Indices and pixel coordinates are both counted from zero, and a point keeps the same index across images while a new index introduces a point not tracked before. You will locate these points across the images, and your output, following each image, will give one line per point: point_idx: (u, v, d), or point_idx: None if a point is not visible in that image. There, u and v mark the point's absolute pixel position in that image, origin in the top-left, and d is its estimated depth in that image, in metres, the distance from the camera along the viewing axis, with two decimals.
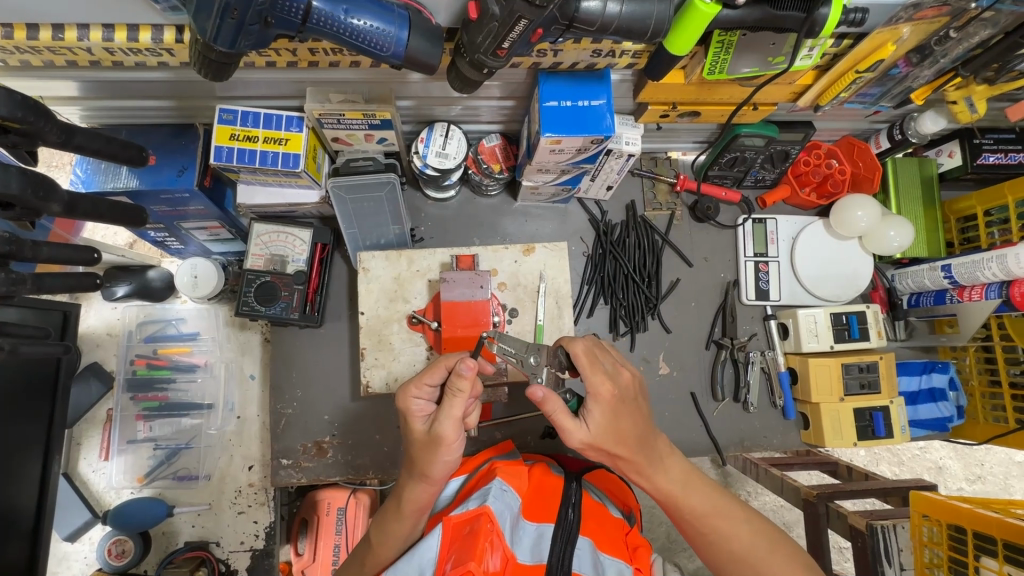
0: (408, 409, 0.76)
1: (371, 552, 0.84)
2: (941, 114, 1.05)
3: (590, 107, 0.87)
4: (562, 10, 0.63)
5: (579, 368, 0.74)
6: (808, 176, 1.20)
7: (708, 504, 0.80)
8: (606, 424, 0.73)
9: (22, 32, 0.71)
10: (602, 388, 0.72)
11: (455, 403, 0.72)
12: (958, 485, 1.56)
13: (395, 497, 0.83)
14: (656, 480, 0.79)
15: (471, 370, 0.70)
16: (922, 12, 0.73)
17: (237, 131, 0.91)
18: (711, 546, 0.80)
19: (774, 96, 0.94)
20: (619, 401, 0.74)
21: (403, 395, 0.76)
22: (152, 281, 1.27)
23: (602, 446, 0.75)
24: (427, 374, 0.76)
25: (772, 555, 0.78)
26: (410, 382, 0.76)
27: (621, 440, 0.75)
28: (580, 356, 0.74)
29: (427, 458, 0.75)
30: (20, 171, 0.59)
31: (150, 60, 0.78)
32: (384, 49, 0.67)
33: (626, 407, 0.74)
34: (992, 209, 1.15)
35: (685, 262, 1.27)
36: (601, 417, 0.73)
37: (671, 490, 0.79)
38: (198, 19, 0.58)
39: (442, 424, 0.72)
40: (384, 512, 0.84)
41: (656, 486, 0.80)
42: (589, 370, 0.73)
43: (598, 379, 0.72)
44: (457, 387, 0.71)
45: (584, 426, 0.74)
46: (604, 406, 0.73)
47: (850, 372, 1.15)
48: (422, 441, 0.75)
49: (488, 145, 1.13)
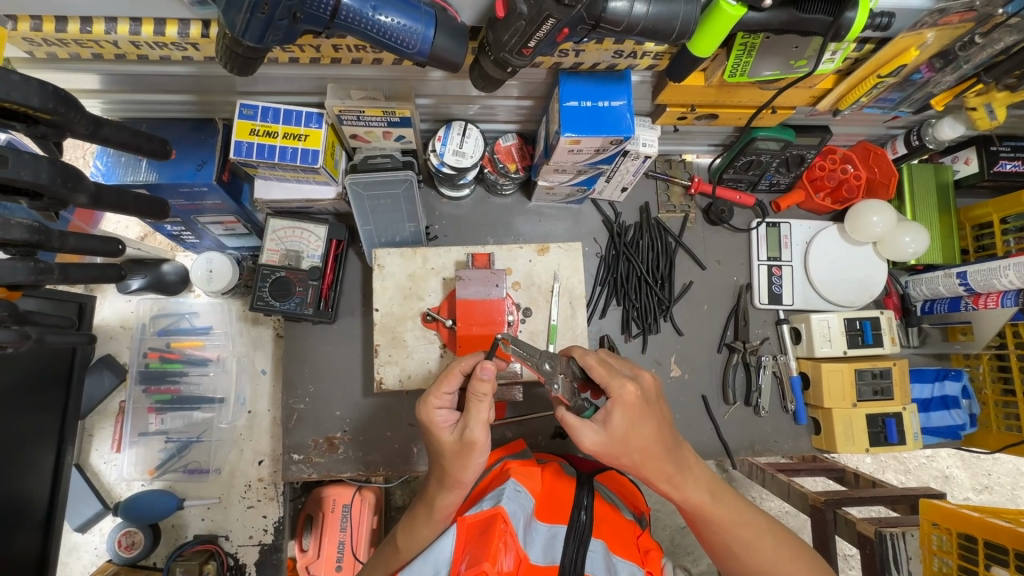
0: (433, 420, 0.75)
1: (395, 554, 0.86)
2: (960, 121, 1.03)
3: (609, 108, 0.87)
4: (589, 10, 0.63)
5: (597, 379, 0.75)
6: (822, 180, 1.20)
7: (732, 516, 0.79)
8: (627, 428, 0.72)
9: (50, 24, 0.71)
10: (624, 392, 0.72)
11: (482, 407, 0.72)
12: (965, 494, 1.55)
13: (422, 502, 0.83)
14: (681, 491, 0.78)
15: (492, 373, 0.70)
16: (948, 17, 0.73)
17: (257, 126, 0.91)
18: (736, 559, 0.80)
19: (793, 100, 0.94)
20: (643, 405, 0.73)
21: (424, 407, 0.75)
22: (167, 275, 1.27)
23: (617, 453, 0.74)
24: (443, 383, 0.75)
25: (792, 562, 0.79)
26: (430, 393, 0.75)
27: (645, 446, 0.74)
28: (595, 367, 0.75)
29: (461, 465, 0.75)
30: (50, 162, 0.60)
31: (175, 54, 0.79)
32: (410, 46, 0.67)
33: (652, 411, 0.74)
34: (1009, 216, 1.14)
35: (698, 264, 1.26)
36: (622, 420, 0.72)
37: (699, 503, 0.78)
38: (227, 13, 0.58)
39: (473, 428, 0.72)
40: (411, 513, 0.85)
41: (681, 497, 0.79)
42: (608, 376, 0.73)
43: (620, 382, 0.72)
44: (480, 391, 0.71)
45: (598, 428, 0.73)
46: (628, 409, 0.72)
47: (864, 378, 1.15)
48: (454, 451, 0.74)
49: (504, 144, 1.13)
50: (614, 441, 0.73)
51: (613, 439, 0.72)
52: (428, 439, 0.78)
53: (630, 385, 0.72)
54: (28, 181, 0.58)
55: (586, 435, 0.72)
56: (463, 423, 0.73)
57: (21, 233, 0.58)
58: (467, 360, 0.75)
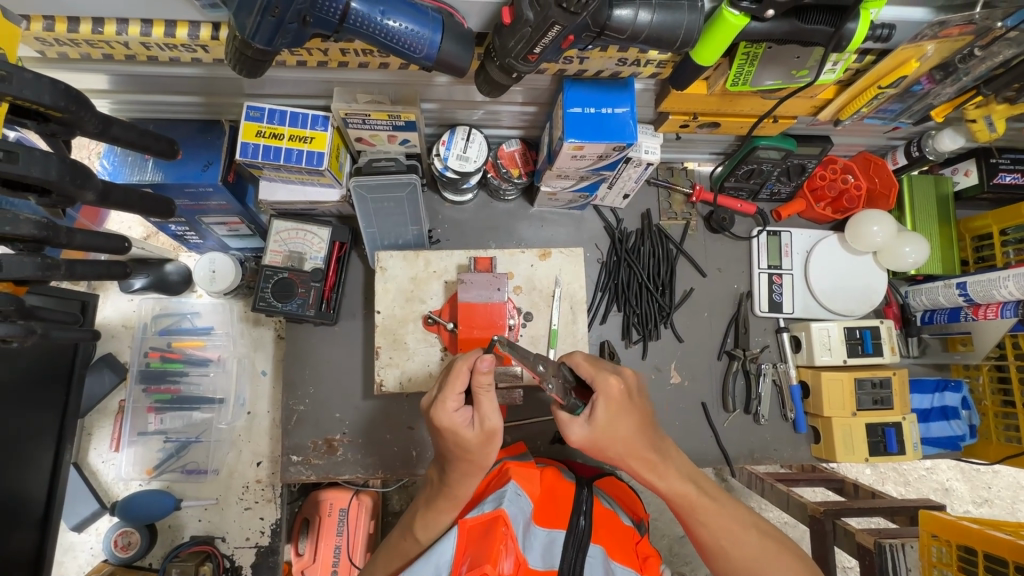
0: (451, 422, 0.73)
1: (415, 545, 0.84)
2: (959, 133, 1.04)
3: (612, 115, 0.88)
4: (594, 18, 0.64)
5: (585, 376, 0.77)
6: (823, 190, 1.21)
7: (718, 511, 0.79)
8: (609, 419, 0.75)
9: (62, 25, 0.72)
10: (608, 386, 0.75)
11: (491, 397, 0.74)
12: (965, 507, 1.54)
13: (440, 492, 0.82)
14: (667, 479, 0.78)
15: (490, 364, 0.72)
16: (948, 30, 0.74)
17: (264, 128, 0.92)
18: (723, 555, 0.79)
19: (795, 109, 0.95)
20: (626, 398, 0.76)
21: (441, 411, 0.74)
22: (170, 275, 1.29)
23: (601, 443, 0.76)
24: (455, 383, 0.73)
25: (779, 559, 0.78)
26: (442, 396, 0.73)
27: (627, 433, 0.75)
28: (581, 365, 0.78)
29: (483, 455, 0.75)
30: (59, 159, 0.60)
31: (184, 55, 0.80)
32: (417, 51, 0.68)
33: (633, 401, 0.76)
34: (1008, 228, 1.15)
35: (699, 271, 1.27)
36: (606, 413, 0.74)
37: (684, 494, 0.79)
38: (239, 16, 0.59)
39: (494, 416, 0.73)
40: (427, 505, 0.84)
41: (665, 486, 0.79)
42: (594, 372, 0.76)
43: (605, 376, 0.74)
44: (484, 383, 0.72)
45: (584, 422, 0.75)
46: (611, 401, 0.75)
47: (863, 387, 1.15)
48: (479, 444, 0.74)
49: (507, 149, 1.14)
50: (598, 432, 0.75)
51: (598, 431, 0.75)
52: (444, 443, 0.76)
53: (613, 380, 0.75)
54: (36, 178, 0.58)
55: (575, 431, 0.75)
56: (479, 414, 0.74)
57: (29, 228, 0.58)
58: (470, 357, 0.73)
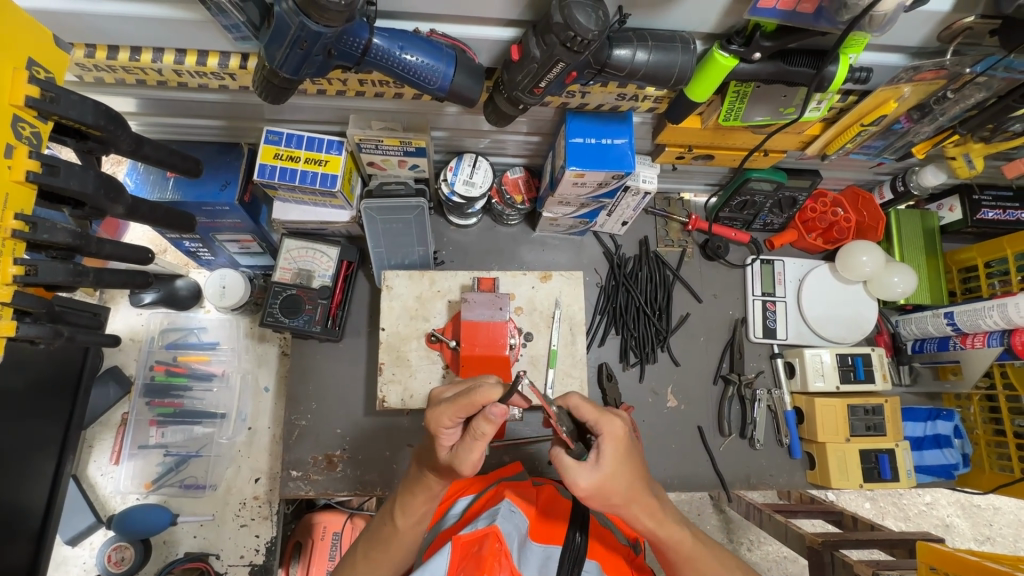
0: (434, 431, 0.73)
1: (393, 536, 0.80)
2: (942, 169, 1.12)
3: (612, 146, 0.94)
4: (595, 57, 0.70)
5: (586, 417, 0.72)
6: (815, 222, 1.27)
7: (710, 546, 0.79)
8: (616, 464, 0.68)
9: (102, 52, 0.78)
10: (614, 427, 0.69)
11: (477, 445, 0.70)
12: (966, 544, 1.53)
13: (416, 485, 0.80)
14: (666, 528, 0.74)
15: (498, 421, 0.67)
16: (922, 74, 0.79)
17: (281, 150, 0.97)
18: None
19: (784, 144, 1.01)
20: (629, 438, 0.70)
21: (433, 419, 0.72)
22: (180, 290, 1.32)
23: (608, 488, 0.68)
24: (459, 407, 0.70)
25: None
26: (440, 412, 0.71)
27: (632, 480, 0.70)
28: (582, 407, 0.72)
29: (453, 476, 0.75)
30: (95, 173, 0.65)
31: (212, 83, 0.85)
32: (432, 82, 0.74)
33: (634, 448, 0.72)
34: (992, 261, 1.20)
35: (695, 297, 1.31)
36: (614, 455, 0.68)
37: (682, 540, 0.75)
38: (269, 49, 0.65)
39: (459, 460, 0.71)
40: (407, 489, 0.81)
41: (664, 537, 0.74)
42: (597, 414, 0.70)
43: (610, 417, 0.69)
44: (479, 431, 0.68)
45: (591, 469, 0.68)
46: (616, 443, 0.69)
47: (856, 413, 1.17)
48: (441, 464, 0.75)
49: (512, 176, 1.21)
50: (605, 478, 0.67)
51: (604, 476, 0.67)
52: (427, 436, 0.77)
53: (618, 420, 0.70)
54: (74, 190, 0.62)
55: (582, 478, 0.67)
56: (457, 447, 0.71)
57: (65, 236, 0.64)
58: (489, 392, 0.68)
